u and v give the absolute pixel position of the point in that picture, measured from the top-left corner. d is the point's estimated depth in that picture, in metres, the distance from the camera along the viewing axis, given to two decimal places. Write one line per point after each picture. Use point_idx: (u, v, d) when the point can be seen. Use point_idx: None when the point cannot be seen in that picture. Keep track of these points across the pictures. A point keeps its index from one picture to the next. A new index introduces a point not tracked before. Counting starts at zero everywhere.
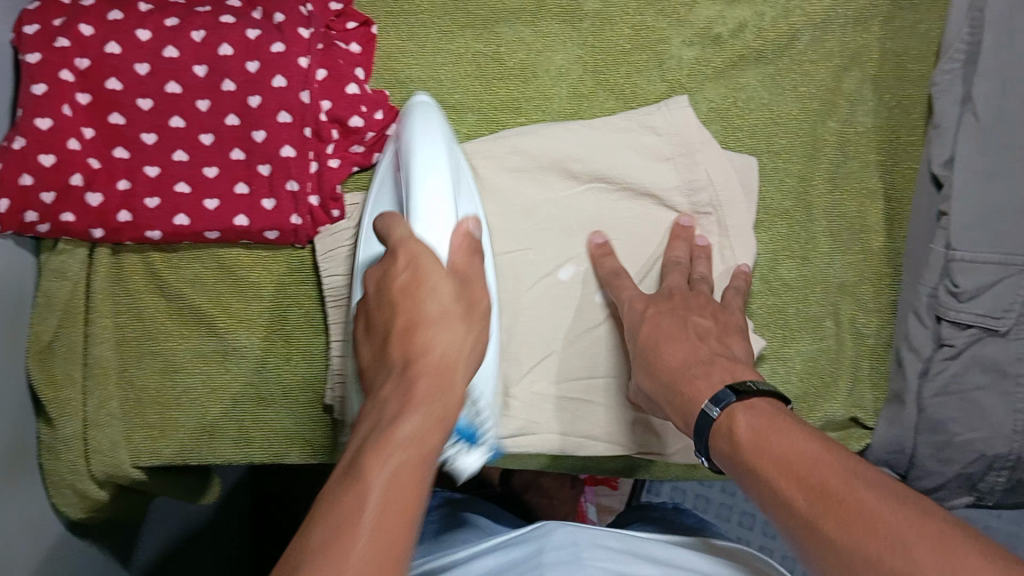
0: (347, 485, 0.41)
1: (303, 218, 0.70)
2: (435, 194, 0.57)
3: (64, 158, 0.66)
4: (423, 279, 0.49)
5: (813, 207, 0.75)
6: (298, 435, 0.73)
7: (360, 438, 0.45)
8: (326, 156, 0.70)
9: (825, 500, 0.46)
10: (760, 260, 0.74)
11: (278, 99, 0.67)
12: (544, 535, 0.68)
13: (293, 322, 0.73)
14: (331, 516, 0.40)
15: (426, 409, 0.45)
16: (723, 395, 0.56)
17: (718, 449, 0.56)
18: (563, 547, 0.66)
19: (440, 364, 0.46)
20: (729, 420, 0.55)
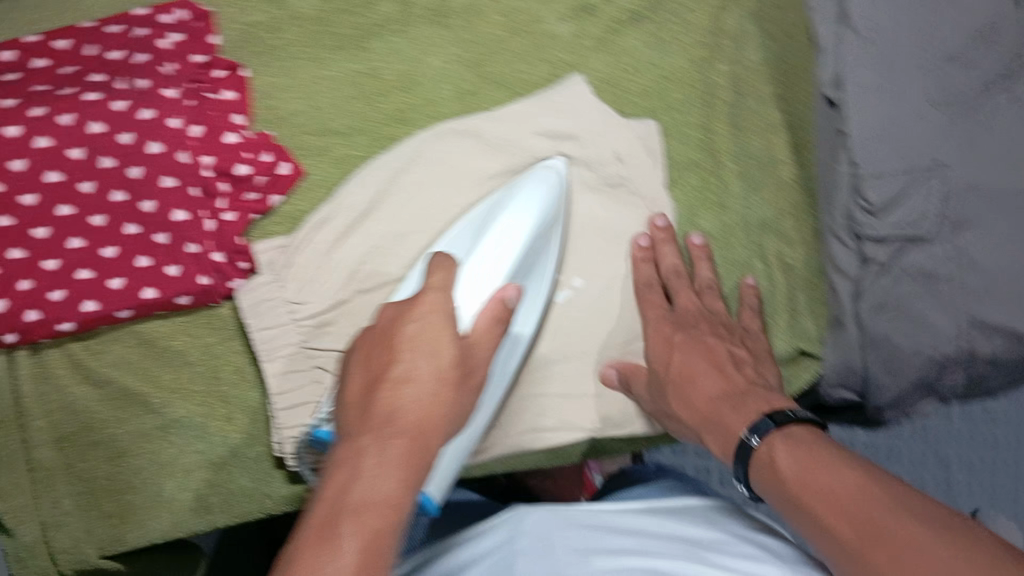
0: (327, 545, 0.44)
1: (211, 276, 0.68)
2: (499, 260, 0.63)
3: None
4: (424, 337, 0.54)
5: (720, 151, 0.74)
6: (259, 492, 0.73)
7: (336, 485, 0.48)
8: (219, 211, 0.69)
9: (874, 536, 0.47)
10: (678, 217, 0.73)
11: (158, 164, 0.67)
12: (516, 512, 0.68)
13: (226, 381, 0.72)
14: (314, 555, 0.44)
15: (400, 478, 0.48)
16: (762, 424, 0.57)
17: (761, 480, 0.56)
18: (536, 525, 0.65)
19: (412, 425, 0.51)
20: (769, 450, 0.55)
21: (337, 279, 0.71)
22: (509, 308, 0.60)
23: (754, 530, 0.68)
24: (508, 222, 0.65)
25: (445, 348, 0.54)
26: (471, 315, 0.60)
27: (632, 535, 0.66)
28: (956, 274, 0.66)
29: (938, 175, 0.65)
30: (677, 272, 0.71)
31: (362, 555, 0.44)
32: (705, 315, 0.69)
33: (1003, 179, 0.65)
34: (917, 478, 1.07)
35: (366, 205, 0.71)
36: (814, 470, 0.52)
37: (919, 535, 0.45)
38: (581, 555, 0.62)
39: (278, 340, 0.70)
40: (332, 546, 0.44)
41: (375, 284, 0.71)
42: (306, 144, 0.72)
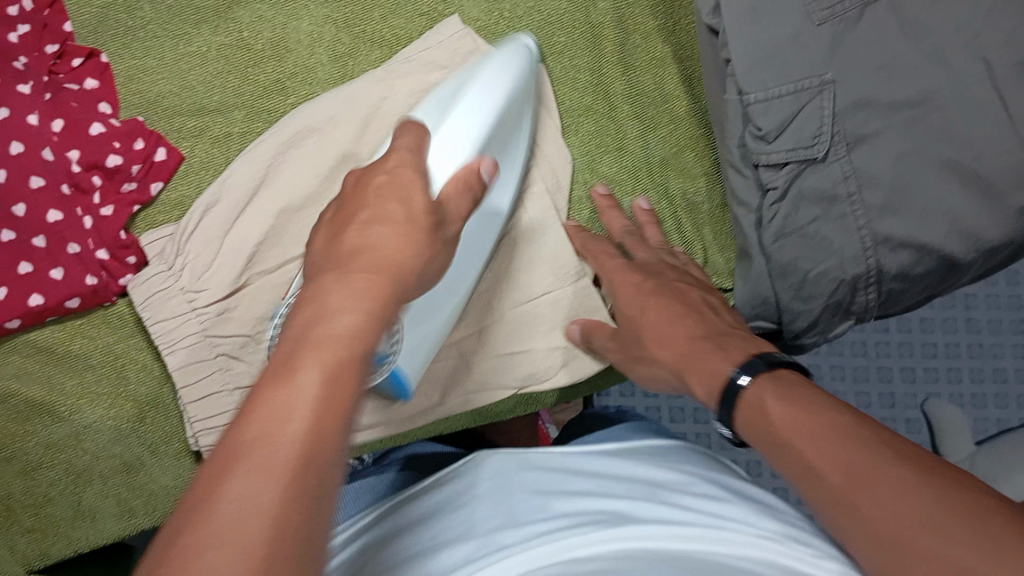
0: (280, 382, 0.38)
1: (98, 275, 0.67)
2: (463, 122, 0.60)
3: None
4: (394, 181, 0.52)
5: (612, 93, 0.73)
6: (183, 487, 0.71)
7: (280, 343, 0.41)
8: (95, 206, 0.67)
9: (857, 474, 0.43)
10: (577, 166, 0.73)
11: (22, 165, 0.64)
12: (470, 472, 0.64)
13: (133, 380, 0.69)
14: (265, 402, 0.37)
15: (363, 311, 0.43)
16: (752, 363, 0.54)
17: (746, 426, 0.52)
18: (494, 475, 0.62)
19: (373, 265, 0.46)
20: (757, 392, 0.52)
21: (233, 263, 0.68)
22: (481, 178, 0.55)
23: (715, 474, 0.64)
24: (499, 82, 0.63)
25: (415, 198, 0.51)
26: (438, 185, 0.55)
27: (592, 477, 0.61)
28: (856, 191, 0.64)
29: (826, 92, 0.64)
30: (630, 233, 0.70)
31: (326, 389, 0.38)
32: (669, 265, 0.68)
33: (907, 84, 0.62)
34: (864, 393, 1.08)
35: (255, 180, 0.69)
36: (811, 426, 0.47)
37: (889, 482, 0.42)
38: (541, 497, 0.58)
39: (178, 330, 0.68)
40: (268, 445, 0.35)
41: (277, 265, 0.69)
42: (183, 126, 0.71)
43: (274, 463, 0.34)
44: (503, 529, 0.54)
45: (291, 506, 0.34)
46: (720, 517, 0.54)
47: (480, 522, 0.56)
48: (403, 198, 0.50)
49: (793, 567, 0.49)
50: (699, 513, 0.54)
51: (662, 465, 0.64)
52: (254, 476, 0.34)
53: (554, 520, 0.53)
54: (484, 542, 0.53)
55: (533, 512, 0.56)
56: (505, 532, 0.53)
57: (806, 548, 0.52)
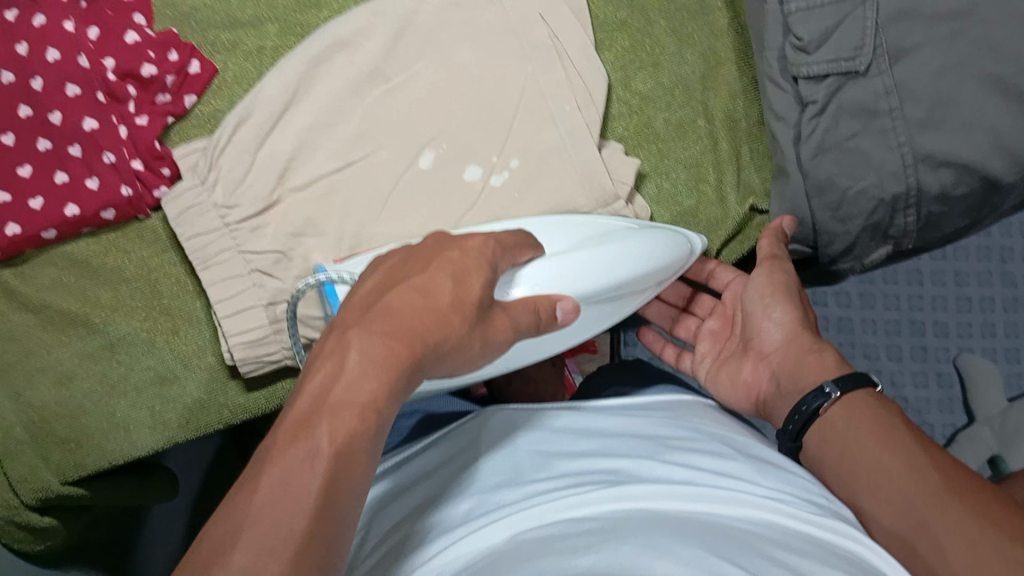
0: (293, 454, 0.37)
1: (132, 185, 0.66)
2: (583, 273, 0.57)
3: None
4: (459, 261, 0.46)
5: (648, 9, 0.72)
6: (217, 402, 0.71)
7: (305, 396, 0.39)
8: (130, 115, 0.67)
9: (923, 530, 0.49)
10: (611, 81, 0.71)
11: (58, 72, 0.64)
12: (478, 431, 0.63)
13: (167, 293, 0.70)
14: (264, 491, 0.36)
15: (383, 374, 0.40)
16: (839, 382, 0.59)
17: (816, 443, 0.58)
18: (501, 438, 0.61)
19: (395, 329, 0.41)
20: (842, 413, 0.57)
21: (265, 177, 0.68)
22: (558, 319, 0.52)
23: (728, 432, 0.62)
24: (588, 256, 0.58)
25: (437, 292, 0.44)
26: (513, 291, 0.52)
27: (597, 438, 0.60)
28: (898, 106, 0.63)
29: (869, 2, 0.62)
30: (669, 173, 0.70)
31: (335, 465, 0.37)
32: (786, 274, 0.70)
33: None
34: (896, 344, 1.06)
35: (287, 92, 0.68)
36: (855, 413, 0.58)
37: (871, 433, 0.55)
38: (545, 459, 0.57)
39: (212, 247, 0.67)
40: (304, 443, 0.37)
41: (307, 182, 0.68)
42: (216, 40, 0.70)
43: (339, 420, 0.38)
44: (502, 493, 0.53)
45: (325, 514, 0.36)
46: (724, 475, 0.52)
47: (481, 483, 0.55)
48: (455, 278, 0.45)
49: (799, 528, 0.47)
50: (700, 469, 0.53)
51: (672, 422, 0.62)
52: (273, 504, 0.35)
53: (556, 481, 0.53)
54: (485, 503, 0.52)
55: (535, 474, 0.55)
56: (506, 495, 0.52)
57: (810, 509, 0.50)
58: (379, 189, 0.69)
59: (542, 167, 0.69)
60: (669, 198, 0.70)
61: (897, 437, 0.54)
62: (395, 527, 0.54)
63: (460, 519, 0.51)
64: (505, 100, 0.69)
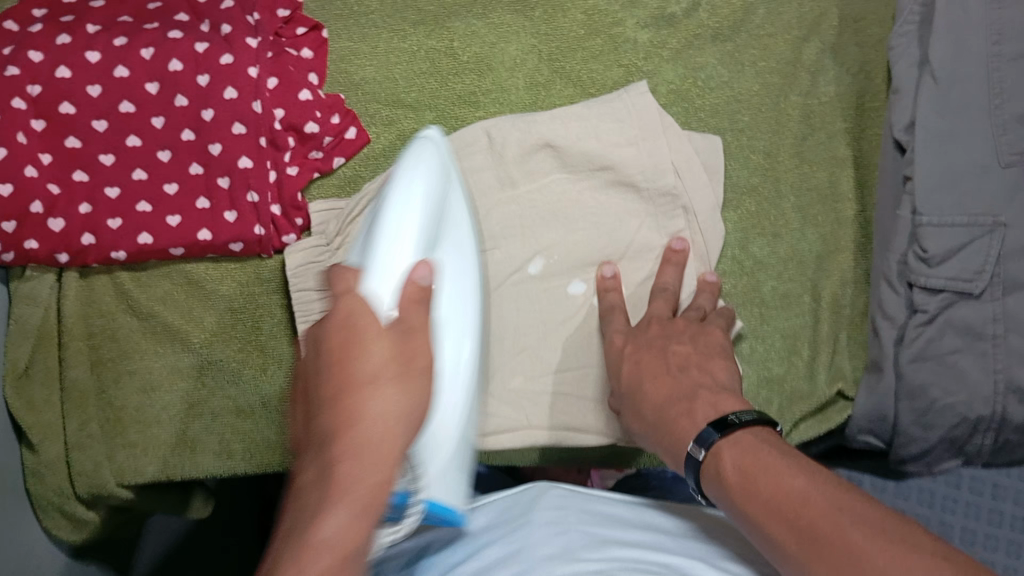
0: (320, 482, 0.39)
1: (266, 227, 0.69)
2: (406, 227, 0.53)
3: (51, 202, 0.67)
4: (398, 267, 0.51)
5: (781, 181, 0.74)
6: (281, 443, 0.72)
7: (314, 417, 0.43)
8: (283, 164, 0.69)
9: None
10: (728, 240, 0.73)
11: (231, 109, 0.67)
12: (525, 497, 0.63)
13: (266, 331, 0.72)
14: (300, 523, 0.38)
15: (401, 381, 0.42)
16: (706, 433, 0.53)
17: (706, 473, 0.52)
18: (551, 510, 0.59)
19: (406, 338, 0.45)
20: (715, 461, 0.51)
21: None
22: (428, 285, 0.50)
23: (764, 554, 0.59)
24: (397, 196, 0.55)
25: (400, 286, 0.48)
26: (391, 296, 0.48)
27: (646, 529, 0.59)
28: (1002, 335, 0.65)
29: (996, 234, 0.65)
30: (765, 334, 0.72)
31: (350, 514, 0.38)
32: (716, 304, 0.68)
33: None
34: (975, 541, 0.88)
35: None
36: (751, 466, 0.49)
37: (797, 462, 0.48)
38: (595, 540, 0.55)
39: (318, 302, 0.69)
40: (324, 485, 0.39)
41: None
42: (376, 113, 0.73)
43: (358, 436, 0.40)
44: (550, 567, 0.51)
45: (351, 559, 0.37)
46: None
47: (533, 554, 0.53)
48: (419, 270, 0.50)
49: None
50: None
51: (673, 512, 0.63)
52: (302, 529, 0.37)
53: (610, 564, 0.50)
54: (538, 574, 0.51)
55: (588, 551, 0.52)
56: (557, 566, 0.50)
57: None
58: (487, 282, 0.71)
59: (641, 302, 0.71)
60: (760, 361, 0.71)
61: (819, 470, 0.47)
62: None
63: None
64: (619, 236, 0.71)
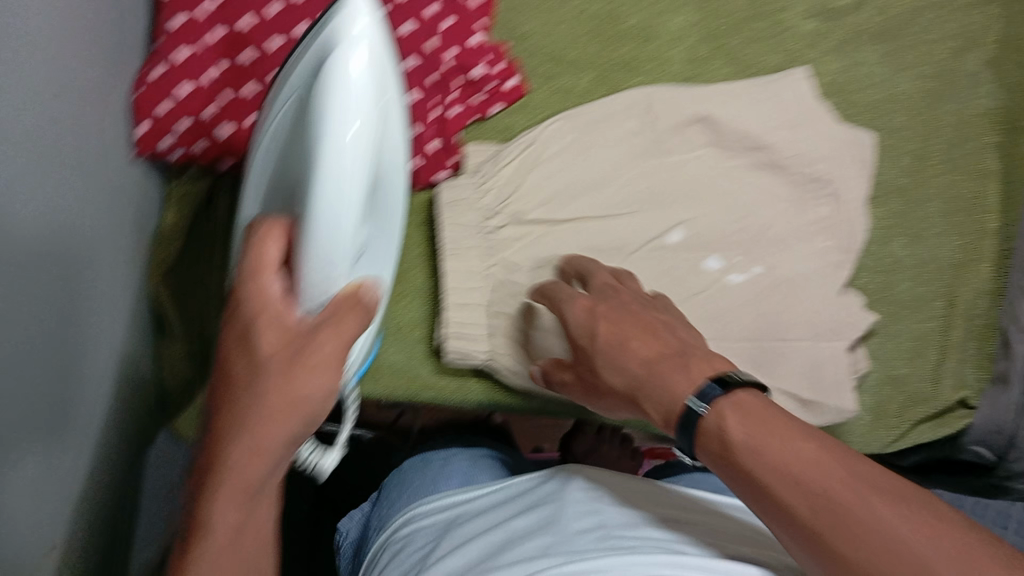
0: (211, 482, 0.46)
1: (422, 161, 0.71)
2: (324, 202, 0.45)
3: (222, 108, 0.68)
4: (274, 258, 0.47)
5: (927, 185, 0.75)
6: (406, 371, 0.72)
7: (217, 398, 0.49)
8: (448, 103, 0.72)
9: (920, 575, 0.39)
10: (872, 234, 0.75)
11: (407, 44, 0.68)
12: (549, 473, 0.65)
13: (406, 262, 0.74)
14: (205, 512, 0.46)
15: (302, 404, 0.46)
16: (709, 388, 0.50)
17: (705, 451, 0.50)
18: (582, 490, 0.61)
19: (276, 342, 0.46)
20: (717, 418, 0.49)
21: (534, 195, 0.72)
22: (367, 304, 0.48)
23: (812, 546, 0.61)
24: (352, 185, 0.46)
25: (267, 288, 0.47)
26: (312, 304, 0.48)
27: (664, 508, 0.60)
28: None
29: None
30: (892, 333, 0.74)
31: (237, 508, 0.47)
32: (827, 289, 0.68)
33: None
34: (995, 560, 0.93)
35: (576, 134, 0.73)
36: (767, 426, 0.47)
37: (783, 433, 0.46)
38: (613, 522, 0.56)
39: (465, 238, 0.71)
40: (227, 491, 0.46)
41: (569, 217, 0.72)
42: (537, 67, 0.75)
43: (258, 440, 0.46)
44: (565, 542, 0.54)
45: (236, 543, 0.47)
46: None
47: (564, 523, 0.56)
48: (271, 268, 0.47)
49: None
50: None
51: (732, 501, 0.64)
52: (218, 519, 0.46)
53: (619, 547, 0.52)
54: (564, 542, 0.53)
55: (602, 532, 0.55)
56: (569, 544, 0.53)
57: None
58: (626, 246, 0.72)
59: (779, 282, 0.72)
60: (888, 358, 0.74)
61: (840, 453, 0.45)
62: (461, 557, 0.55)
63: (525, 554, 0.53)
64: (761, 219, 0.73)
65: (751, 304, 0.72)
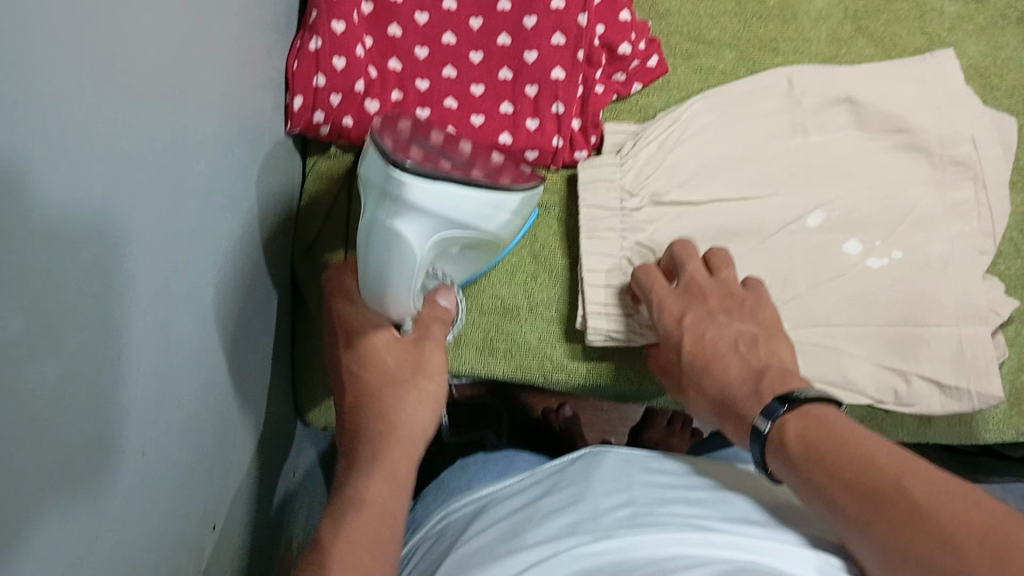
0: (356, 481, 0.55)
1: (564, 140, 0.71)
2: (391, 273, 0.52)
3: (371, 83, 0.68)
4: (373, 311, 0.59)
5: None
6: (541, 349, 0.72)
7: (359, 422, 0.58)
8: (593, 80, 0.71)
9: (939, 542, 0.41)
10: (1011, 221, 0.74)
11: (555, 20, 0.70)
12: (578, 457, 0.64)
13: (541, 241, 0.74)
14: (340, 518, 0.53)
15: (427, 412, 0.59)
16: (773, 407, 0.53)
17: (773, 455, 0.52)
18: (617, 466, 0.60)
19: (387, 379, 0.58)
20: (780, 433, 0.52)
21: (670, 177, 0.71)
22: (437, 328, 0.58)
23: None
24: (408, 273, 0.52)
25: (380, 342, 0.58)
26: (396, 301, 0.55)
27: (688, 484, 0.59)
28: None
29: None
30: None
31: (367, 519, 0.53)
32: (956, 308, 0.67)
33: None
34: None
35: (714, 114, 0.73)
36: (823, 437, 0.49)
37: (843, 431, 0.48)
38: (657, 496, 0.56)
39: (603, 221, 0.70)
40: (364, 504, 0.53)
41: (707, 199, 0.71)
42: (677, 46, 0.75)
43: (388, 452, 0.56)
44: (605, 516, 0.54)
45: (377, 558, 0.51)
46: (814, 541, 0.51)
47: (594, 501, 0.56)
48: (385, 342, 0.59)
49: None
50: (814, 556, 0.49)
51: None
52: (361, 523, 0.52)
53: (646, 518, 0.53)
54: (594, 520, 0.53)
55: (610, 504, 0.56)
56: (609, 518, 0.53)
57: None
58: (763, 229, 0.71)
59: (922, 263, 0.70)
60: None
61: (870, 441, 0.47)
62: (492, 533, 0.55)
63: (565, 526, 0.53)
64: (903, 201, 0.71)
65: (898, 290, 0.70)
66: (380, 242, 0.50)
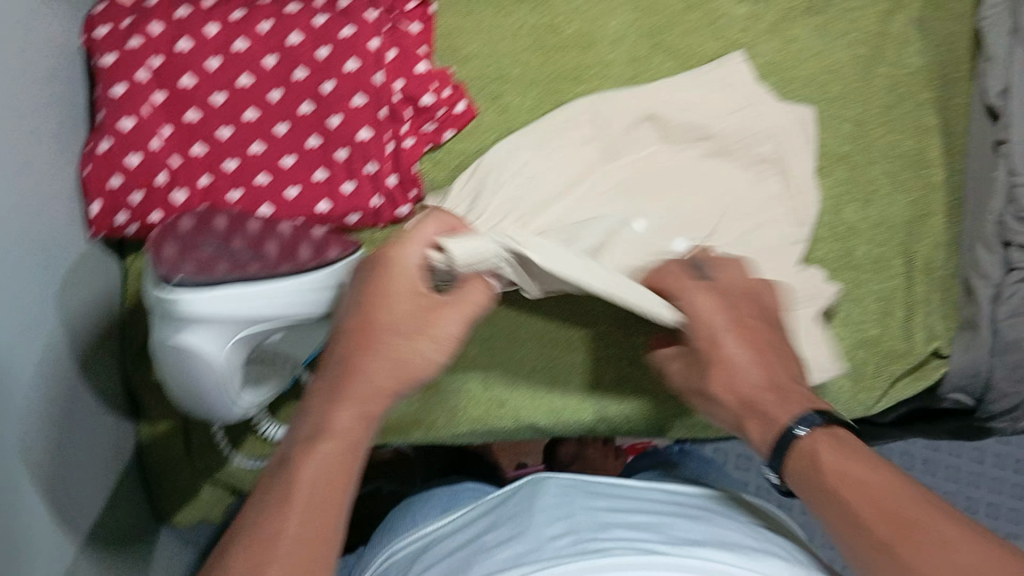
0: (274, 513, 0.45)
1: (383, 198, 0.71)
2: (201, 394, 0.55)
3: (176, 174, 0.66)
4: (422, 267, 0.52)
5: (872, 148, 0.76)
6: (487, 394, 0.72)
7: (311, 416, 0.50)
8: (401, 135, 0.71)
9: None
10: (823, 206, 0.75)
11: (353, 82, 0.69)
12: (529, 481, 0.63)
13: None
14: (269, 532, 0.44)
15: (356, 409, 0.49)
16: (810, 415, 0.52)
17: (795, 469, 0.52)
18: (557, 493, 0.60)
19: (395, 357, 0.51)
20: (812, 446, 0.51)
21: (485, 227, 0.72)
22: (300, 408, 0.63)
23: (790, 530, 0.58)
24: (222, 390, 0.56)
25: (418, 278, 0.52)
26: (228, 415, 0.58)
27: (638, 511, 0.59)
28: None
29: None
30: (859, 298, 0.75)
31: (302, 527, 0.45)
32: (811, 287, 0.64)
33: None
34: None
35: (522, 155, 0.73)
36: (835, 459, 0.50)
37: (865, 458, 0.50)
38: (599, 522, 0.56)
39: None
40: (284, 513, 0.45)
41: None
42: (481, 88, 0.75)
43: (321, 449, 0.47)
44: (547, 544, 0.53)
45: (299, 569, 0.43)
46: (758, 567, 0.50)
47: (537, 532, 0.55)
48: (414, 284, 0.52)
49: None
50: None
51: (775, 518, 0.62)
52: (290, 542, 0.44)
53: (592, 543, 0.52)
54: (536, 551, 0.52)
55: (554, 531, 0.55)
56: (551, 547, 0.52)
57: None
58: None
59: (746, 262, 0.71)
60: (857, 323, 0.74)
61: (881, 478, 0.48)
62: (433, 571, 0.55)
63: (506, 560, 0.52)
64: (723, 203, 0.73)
65: None
66: (178, 361, 0.52)
